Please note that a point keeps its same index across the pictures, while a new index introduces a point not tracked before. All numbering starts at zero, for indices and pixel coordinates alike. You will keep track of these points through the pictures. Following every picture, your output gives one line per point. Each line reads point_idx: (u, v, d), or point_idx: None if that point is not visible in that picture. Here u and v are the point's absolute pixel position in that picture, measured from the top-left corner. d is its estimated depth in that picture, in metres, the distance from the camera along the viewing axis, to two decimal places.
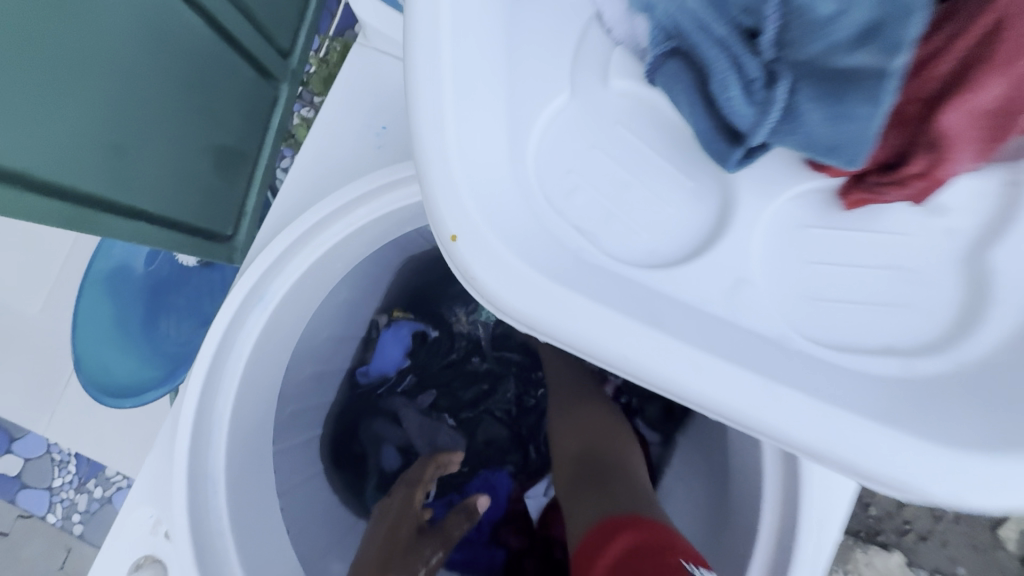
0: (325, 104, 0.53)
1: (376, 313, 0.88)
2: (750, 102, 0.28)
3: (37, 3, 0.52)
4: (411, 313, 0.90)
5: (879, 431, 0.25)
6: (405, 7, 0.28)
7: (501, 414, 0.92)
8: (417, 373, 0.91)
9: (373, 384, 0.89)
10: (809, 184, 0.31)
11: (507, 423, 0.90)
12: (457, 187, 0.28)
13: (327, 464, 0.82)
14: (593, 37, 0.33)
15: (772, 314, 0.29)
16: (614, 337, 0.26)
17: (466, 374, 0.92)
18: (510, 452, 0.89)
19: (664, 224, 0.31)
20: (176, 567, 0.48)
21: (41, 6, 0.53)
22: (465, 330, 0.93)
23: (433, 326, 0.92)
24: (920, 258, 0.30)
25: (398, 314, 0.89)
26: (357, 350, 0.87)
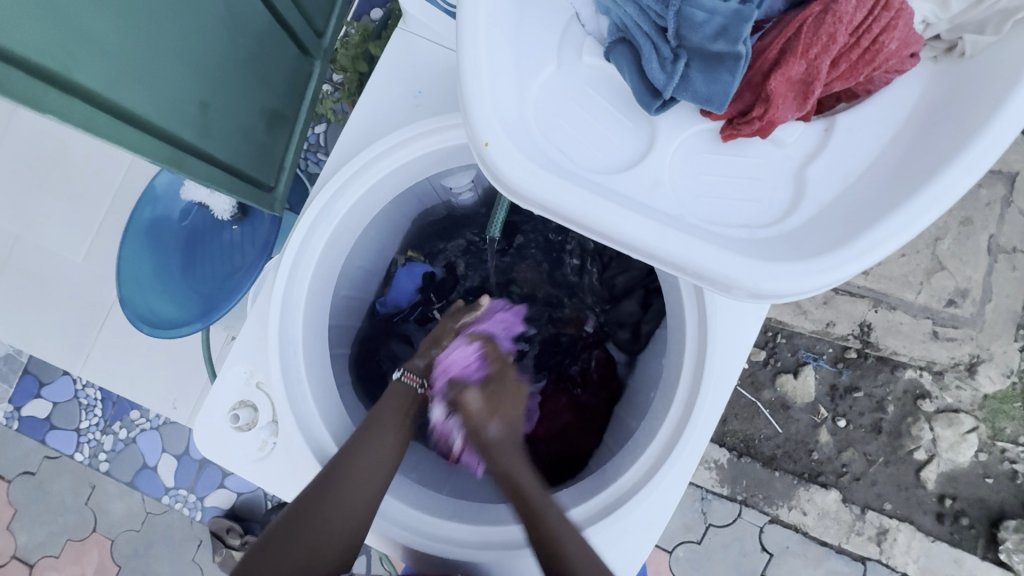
0: (375, 72, 0.71)
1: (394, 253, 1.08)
2: (663, 70, 0.46)
3: None
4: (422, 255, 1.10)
5: (732, 256, 0.44)
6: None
7: None
8: (426, 306, 1.09)
9: (391, 314, 1.09)
10: (703, 127, 0.50)
11: None
12: (488, 114, 0.45)
13: (355, 374, 1.01)
14: (573, 29, 0.52)
15: (676, 200, 0.48)
16: (581, 204, 0.45)
17: None
18: None
19: (614, 148, 0.50)
20: (267, 405, 0.67)
21: None
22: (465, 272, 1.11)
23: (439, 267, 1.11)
24: (767, 172, 0.50)
25: (412, 255, 1.10)
26: (379, 284, 1.08)
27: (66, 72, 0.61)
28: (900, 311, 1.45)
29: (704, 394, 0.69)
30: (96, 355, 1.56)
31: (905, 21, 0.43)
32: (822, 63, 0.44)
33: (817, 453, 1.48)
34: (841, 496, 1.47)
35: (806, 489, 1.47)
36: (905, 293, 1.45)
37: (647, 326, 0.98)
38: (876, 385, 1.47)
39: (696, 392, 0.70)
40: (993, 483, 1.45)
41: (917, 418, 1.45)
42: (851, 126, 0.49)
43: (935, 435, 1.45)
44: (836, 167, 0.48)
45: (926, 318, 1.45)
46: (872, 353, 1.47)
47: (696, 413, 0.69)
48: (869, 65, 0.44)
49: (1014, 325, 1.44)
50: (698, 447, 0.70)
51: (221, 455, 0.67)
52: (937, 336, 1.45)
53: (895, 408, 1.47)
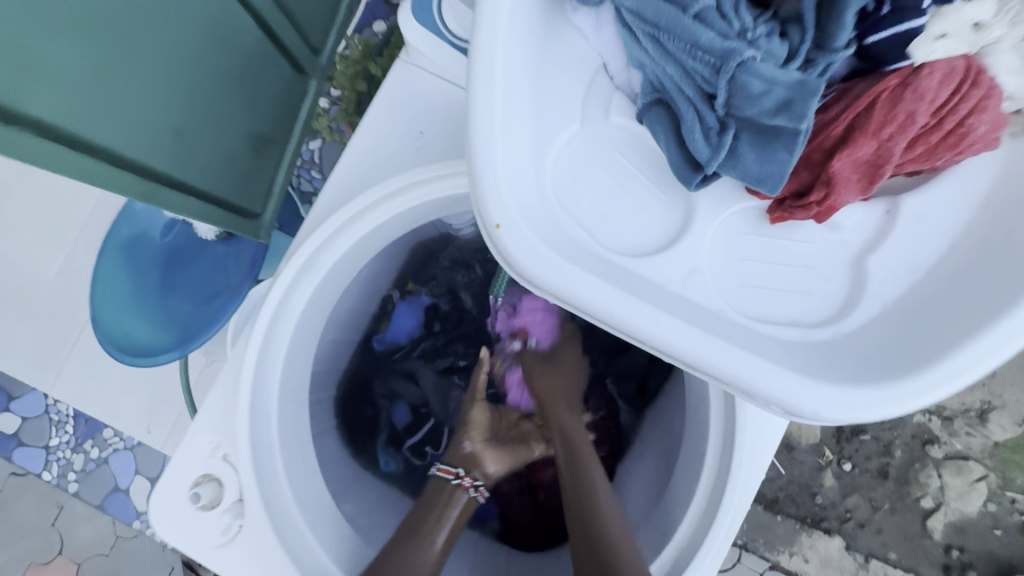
0: (372, 107, 0.63)
1: (389, 288, 1.02)
2: (707, 142, 0.39)
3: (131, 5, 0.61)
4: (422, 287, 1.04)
5: (784, 371, 0.37)
6: (470, 48, 0.38)
7: None
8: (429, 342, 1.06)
9: (389, 351, 1.04)
10: (748, 204, 0.43)
11: None
12: (501, 190, 0.38)
13: (339, 422, 0.94)
14: (600, 82, 0.45)
15: (716, 293, 0.41)
16: (606, 300, 0.38)
17: (471, 342, 1.05)
18: None
19: (645, 225, 0.43)
20: (233, 482, 0.59)
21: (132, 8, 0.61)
22: (468, 304, 1.05)
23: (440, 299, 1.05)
24: (821, 261, 0.43)
25: (411, 288, 1.04)
26: (373, 321, 1.02)
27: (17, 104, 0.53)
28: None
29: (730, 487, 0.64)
30: (68, 372, 1.47)
31: (996, 101, 0.36)
32: (897, 145, 0.37)
33: (820, 497, 1.41)
34: (845, 543, 1.40)
35: (809, 534, 1.40)
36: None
37: (656, 379, 0.94)
38: (883, 428, 1.41)
39: (722, 486, 0.64)
40: (1001, 535, 1.39)
41: (925, 465, 1.39)
42: (920, 208, 0.42)
43: (943, 483, 1.39)
44: (900, 259, 0.42)
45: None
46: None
47: (720, 513, 0.64)
48: (951, 150, 0.38)
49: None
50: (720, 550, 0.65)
51: (177, 537, 0.58)
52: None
53: (903, 452, 1.40)
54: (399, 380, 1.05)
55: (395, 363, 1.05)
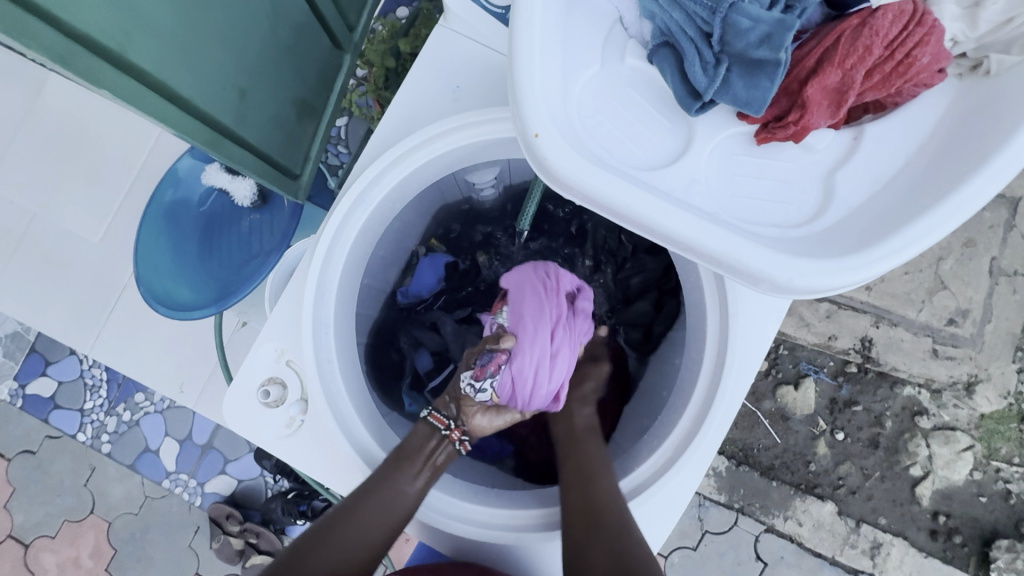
0: (415, 66, 0.73)
1: (416, 244, 1.11)
2: (704, 73, 0.49)
3: None
4: (444, 245, 1.12)
5: (764, 249, 0.46)
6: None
7: None
8: (450, 295, 1.11)
9: (412, 304, 1.11)
10: (738, 129, 0.52)
11: None
12: (539, 108, 0.48)
13: (368, 366, 1.03)
14: (616, 31, 0.54)
15: (710, 198, 0.51)
16: (620, 194, 0.48)
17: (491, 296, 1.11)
18: None
19: (654, 146, 0.52)
20: (296, 383, 0.69)
21: None
22: (489, 263, 1.12)
23: (462, 257, 1.12)
24: (800, 176, 0.52)
25: (434, 245, 1.12)
26: (400, 273, 1.10)
27: (123, 51, 0.63)
28: (901, 327, 1.48)
29: (722, 387, 0.70)
30: (107, 336, 1.56)
31: (936, 37, 0.46)
32: (857, 74, 0.46)
33: (814, 464, 1.50)
34: (837, 508, 1.49)
35: (803, 499, 1.49)
36: (907, 310, 1.48)
37: (659, 328, 1.02)
38: (875, 400, 1.49)
39: (715, 386, 0.71)
40: (985, 502, 1.47)
41: (914, 434, 1.48)
42: (880, 134, 0.52)
43: (931, 452, 1.47)
44: (863, 174, 0.51)
45: (926, 336, 1.48)
46: (872, 368, 1.49)
47: (714, 409, 0.70)
48: (901, 77, 0.46)
49: (1012, 347, 1.47)
50: (712, 444, 0.71)
51: (249, 431, 0.69)
52: (937, 353, 1.48)
53: (893, 423, 1.49)
54: (422, 331, 1.10)
55: (417, 314, 1.12)
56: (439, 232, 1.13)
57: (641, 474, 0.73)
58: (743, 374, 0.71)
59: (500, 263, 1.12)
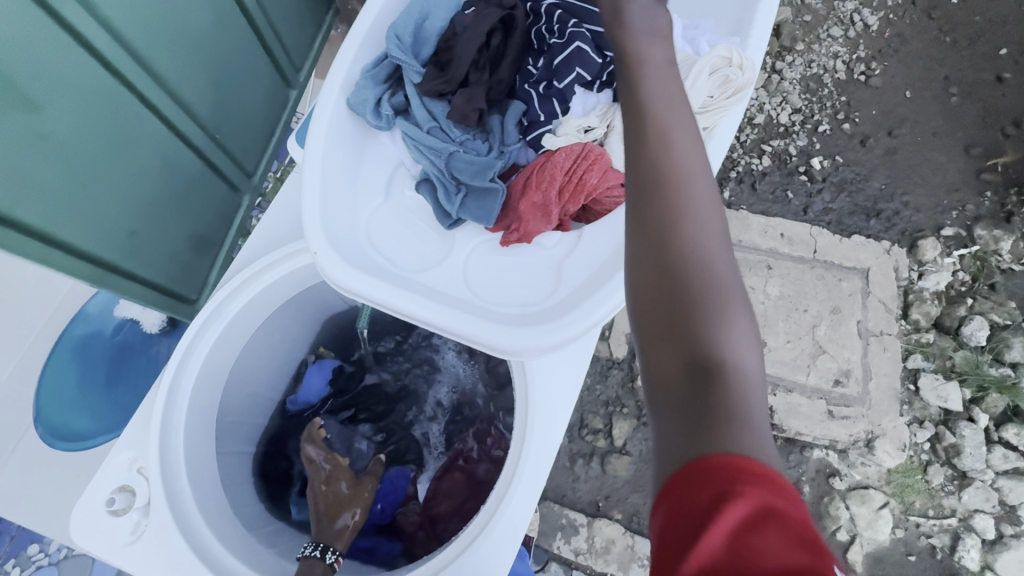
0: (274, 200, 0.88)
1: (306, 351, 1.20)
2: (451, 200, 0.67)
3: (97, 146, 0.87)
4: (333, 351, 1.22)
5: (497, 326, 0.62)
6: (302, 153, 0.65)
7: (405, 420, 1.22)
8: (337, 397, 1.19)
9: (302, 410, 1.17)
10: (488, 236, 0.69)
11: (409, 428, 1.20)
12: (320, 232, 0.62)
13: (254, 477, 1.07)
14: (398, 173, 0.72)
15: (467, 289, 0.66)
16: (386, 294, 0.62)
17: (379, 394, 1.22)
18: (410, 455, 1.17)
19: (424, 254, 0.68)
20: (144, 489, 0.73)
21: (97, 147, 0.87)
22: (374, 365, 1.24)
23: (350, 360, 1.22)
24: (538, 266, 0.68)
25: (323, 352, 1.21)
26: (289, 383, 1.19)
27: (7, 210, 0.76)
28: (796, 392, 1.56)
29: (527, 450, 0.77)
30: None
31: (601, 165, 0.65)
32: (550, 193, 0.65)
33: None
34: None
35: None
36: (797, 376, 1.57)
37: None
38: (789, 466, 1.56)
39: (522, 448, 0.77)
40: (916, 560, 1.49)
41: (833, 497, 1.52)
42: (595, 231, 0.69)
43: (852, 514, 1.50)
44: (582, 260, 0.67)
45: (820, 398, 1.55)
46: (780, 435, 1.56)
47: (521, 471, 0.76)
48: (582, 192, 0.66)
49: (898, 402, 1.55)
50: (524, 506, 0.75)
51: (94, 542, 0.72)
52: (833, 414, 1.54)
53: (811, 488, 1.54)
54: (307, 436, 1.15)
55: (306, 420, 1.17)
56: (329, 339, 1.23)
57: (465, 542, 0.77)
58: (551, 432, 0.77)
59: (387, 364, 1.24)
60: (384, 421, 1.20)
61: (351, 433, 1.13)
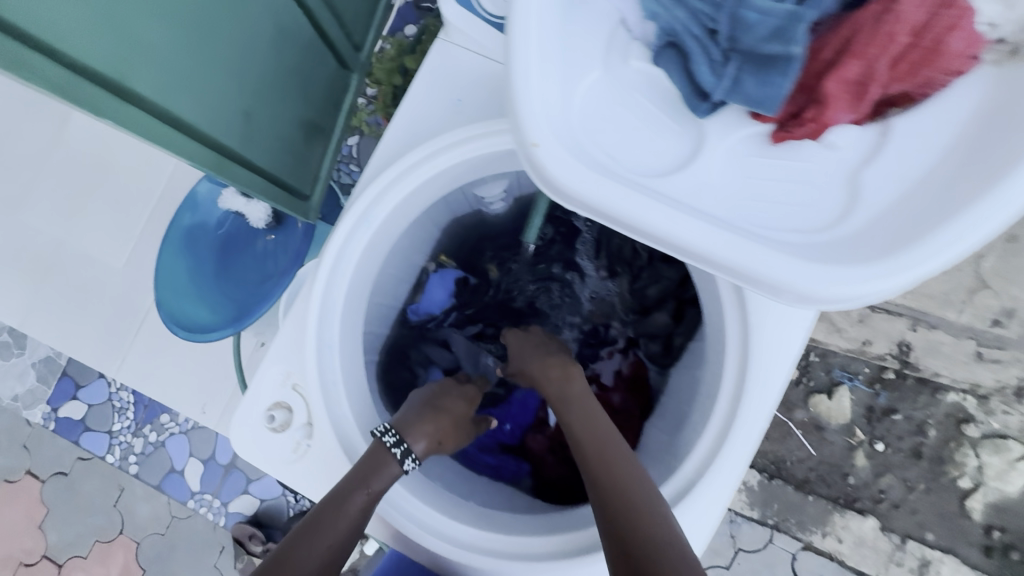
0: (416, 79, 0.72)
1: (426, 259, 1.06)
2: (715, 74, 0.46)
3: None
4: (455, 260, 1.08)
5: (786, 257, 0.44)
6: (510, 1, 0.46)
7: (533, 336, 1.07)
8: (462, 310, 1.09)
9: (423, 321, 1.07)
10: (754, 130, 0.49)
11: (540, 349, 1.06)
12: (538, 115, 0.46)
13: (379, 387, 0.95)
14: (618, 34, 0.52)
15: (724, 203, 0.48)
16: (624, 204, 0.45)
17: (507, 308, 1.09)
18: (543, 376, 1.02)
19: (660, 151, 0.50)
20: (301, 408, 0.68)
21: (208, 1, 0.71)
22: (500, 277, 1.10)
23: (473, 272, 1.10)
24: (823, 176, 0.48)
25: (444, 260, 1.07)
26: (409, 290, 1.06)
27: (123, 79, 0.64)
28: (940, 330, 1.38)
29: (745, 407, 0.64)
30: (132, 358, 1.59)
31: (969, 23, 0.42)
32: (881, 63, 0.43)
33: (853, 478, 1.41)
34: (879, 524, 1.40)
35: (842, 515, 1.40)
36: (945, 311, 1.38)
37: (679, 339, 0.96)
38: (915, 408, 1.39)
39: (737, 404, 0.64)
40: None
41: (961, 444, 1.38)
42: (912, 127, 0.47)
43: (981, 462, 1.37)
44: (895, 169, 0.46)
45: (969, 338, 1.38)
46: (912, 374, 1.40)
47: (734, 431, 0.64)
48: (928, 68, 0.44)
49: None
50: (735, 469, 0.65)
51: (256, 457, 0.68)
52: (981, 357, 1.38)
53: (937, 432, 1.39)
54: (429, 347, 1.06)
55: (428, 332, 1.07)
56: (451, 246, 1.09)
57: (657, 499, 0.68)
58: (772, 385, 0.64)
59: (512, 276, 1.09)
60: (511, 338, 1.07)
61: (477, 347, 1.06)
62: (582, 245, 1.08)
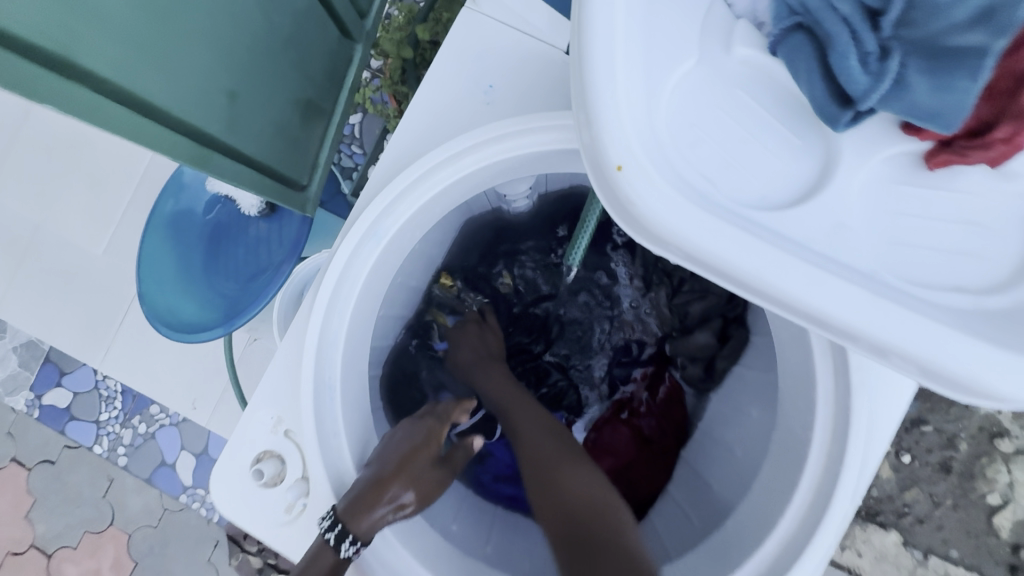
0: (437, 59, 0.58)
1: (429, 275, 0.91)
2: (866, 71, 0.33)
3: None
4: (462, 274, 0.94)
5: (962, 337, 0.32)
6: None
7: (556, 356, 0.99)
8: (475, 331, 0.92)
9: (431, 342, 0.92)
10: (897, 149, 0.36)
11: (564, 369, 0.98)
12: (622, 126, 0.33)
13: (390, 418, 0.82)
14: (716, 12, 0.39)
15: (869, 252, 0.35)
16: (740, 254, 0.33)
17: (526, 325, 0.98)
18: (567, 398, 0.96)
19: (775, 174, 0.37)
20: (295, 459, 0.57)
21: None
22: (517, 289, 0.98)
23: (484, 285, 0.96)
24: (996, 217, 0.36)
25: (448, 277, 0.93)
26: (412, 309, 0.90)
27: (68, 55, 0.51)
28: None
29: (843, 479, 0.53)
30: (116, 350, 1.48)
31: None
32: None
33: (876, 489, 1.32)
34: (901, 538, 1.31)
35: (862, 528, 1.32)
36: None
37: (722, 363, 0.83)
38: (947, 420, 1.30)
39: (832, 476, 0.53)
40: None
41: (992, 459, 1.28)
42: None
43: (1012, 478, 1.28)
44: None
45: None
46: None
47: (830, 506, 0.53)
48: None
49: None
50: (824, 554, 0.54)
51: (241, 517, 0.57)
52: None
53: (968, 445, 1.29)
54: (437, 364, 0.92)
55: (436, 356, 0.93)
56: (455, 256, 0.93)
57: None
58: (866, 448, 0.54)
59: (531, 288, 0.98)
60: (532, 360, 0.97)
61: None
62: (615, 249, 0.95)
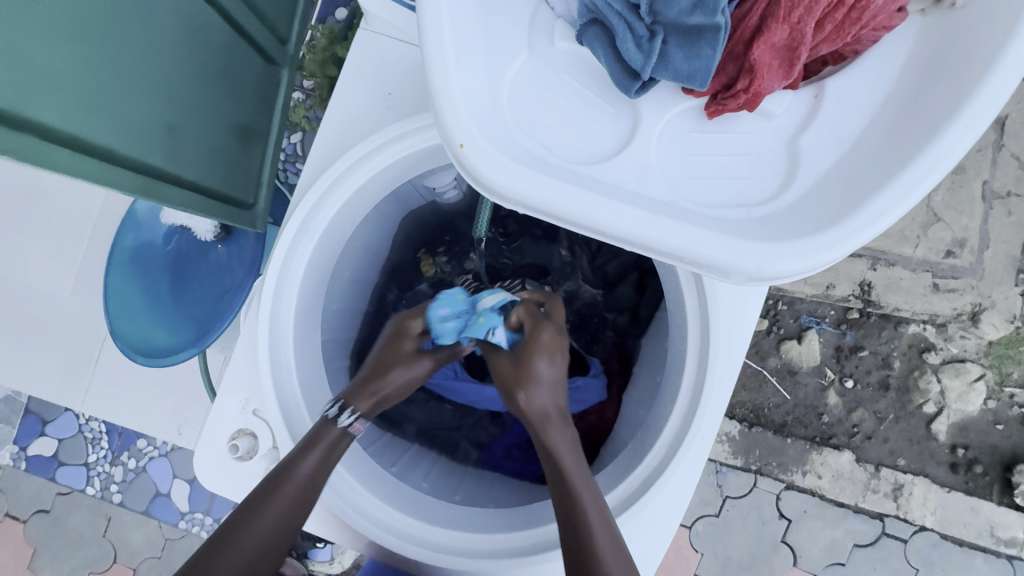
0: (341, 77, 0.68)
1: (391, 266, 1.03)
2: (640, 51, 0.45)
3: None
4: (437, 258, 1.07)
5: (735, 240, 0.42)
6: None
7: None
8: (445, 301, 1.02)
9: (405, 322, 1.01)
10: (686, 105, 0.49)
11: None
12: (461, 113, 0.43)
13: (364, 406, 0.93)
14: (542, 13, 0.49)
15: (667, 186, 0.46)
16: (563, 199, 0.42)
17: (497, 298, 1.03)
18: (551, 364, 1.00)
19: (594, 137, 0.48)
20: (266, 432, 0.66)
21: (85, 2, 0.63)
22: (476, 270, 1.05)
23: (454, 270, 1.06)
24: (763, 147, 0.48)
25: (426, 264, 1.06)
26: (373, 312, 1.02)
27: (19, 109, 0.59)
28: (899, 267, 1.43)
29: (712, 372, 0.67)
30: (96, 390, 1.53)
31: None
32: (806, 26, 0.43)
33: (826, 416, 1.46)
34: (855, 456, 1.46)
35: (820, 452, 1.46)
36: (903, 248, 1.43)
37: (646, 310, 0.94)
38: (880, 342, 1.45)
39: (704, 370, 0.68)
40: (1003, 428, 1.43)
41: (924, 371, 1.44)
42: (842, 88, 0.47)
43: (942, 386, 1.43)
44: (830, 133, 0.46)
45: (926, 271, 1.43)
46: (874, 312, 1.45)
47: (705, 396, 0.66)
48: (855, 24, 0.44)
49: (1014, 269, 1.41)
50: (709, 436, 0.68)
51: (224, 487, 0.66)
52: (938, 288, 1.43)
53: (902, 363, 1.44)
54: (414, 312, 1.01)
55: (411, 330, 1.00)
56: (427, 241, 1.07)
57: (638, 478, 0.69)
58: (733, 345, 0.67)
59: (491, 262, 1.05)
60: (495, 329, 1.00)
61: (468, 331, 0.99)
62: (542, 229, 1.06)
